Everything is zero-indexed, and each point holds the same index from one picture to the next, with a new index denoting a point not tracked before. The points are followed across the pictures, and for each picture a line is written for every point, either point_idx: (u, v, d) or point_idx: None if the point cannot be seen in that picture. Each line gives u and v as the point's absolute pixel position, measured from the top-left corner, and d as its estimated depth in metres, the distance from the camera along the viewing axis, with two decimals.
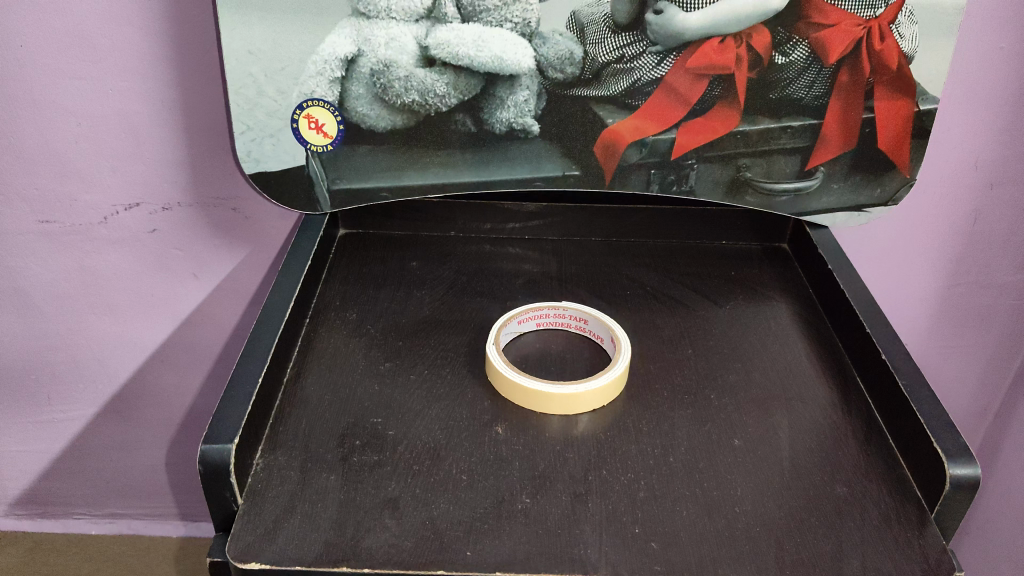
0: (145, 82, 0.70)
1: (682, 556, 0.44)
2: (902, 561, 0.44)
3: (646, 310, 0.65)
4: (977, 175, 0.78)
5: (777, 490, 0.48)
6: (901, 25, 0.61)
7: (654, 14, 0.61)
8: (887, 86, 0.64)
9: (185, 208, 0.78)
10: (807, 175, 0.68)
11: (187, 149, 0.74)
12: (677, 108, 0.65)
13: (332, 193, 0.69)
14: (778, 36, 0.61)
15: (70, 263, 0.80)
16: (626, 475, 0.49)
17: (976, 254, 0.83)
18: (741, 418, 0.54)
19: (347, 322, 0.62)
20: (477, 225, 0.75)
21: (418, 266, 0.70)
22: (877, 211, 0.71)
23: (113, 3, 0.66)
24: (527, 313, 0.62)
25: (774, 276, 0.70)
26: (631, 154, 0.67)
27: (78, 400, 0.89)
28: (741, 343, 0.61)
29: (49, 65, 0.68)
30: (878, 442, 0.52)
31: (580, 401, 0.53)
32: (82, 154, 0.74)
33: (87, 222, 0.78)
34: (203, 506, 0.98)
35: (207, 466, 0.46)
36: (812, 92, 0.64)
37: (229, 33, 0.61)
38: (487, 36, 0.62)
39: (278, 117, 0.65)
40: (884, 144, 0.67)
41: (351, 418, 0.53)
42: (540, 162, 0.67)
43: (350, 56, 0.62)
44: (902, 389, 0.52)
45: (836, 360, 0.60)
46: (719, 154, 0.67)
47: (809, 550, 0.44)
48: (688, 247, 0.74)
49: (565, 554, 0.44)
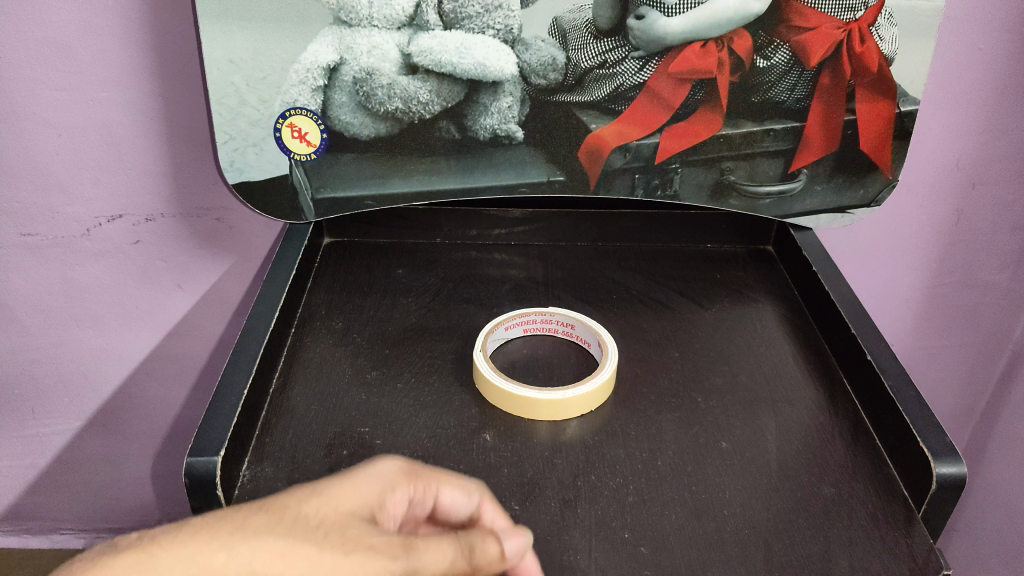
0: (127, 93, 0.70)
1: (671, 560, 0.44)
2: (891, 560, 0.44)
3: (633, 314, 0.65)
4: (960, 175, 0.79)
5: (765, 491, 0.48)
6: (881, 27, 0.62)
7: (635, 19, 0.61)
8: (868, 88, 0.64)
9: (169, 219, 0.78)
10: (790, 177, 0.69)
11: (170, 160, 0.74)
12: (660, 112, 0.65)
13: (317, 202, 0.69)
14: (758, 40, 0.62)
15: (53, 276, 0.79)
16: (615, 480, 0.49)
17: (960, 253, 0.84)
18: (728, 420, 0.54)
19: (333, 331, 0.62)
20: (463, 232, 0.75)
21: (404, 273, 0.70)
22: (860, 212, 0.72)
23: (94, 14, 0.65)
24: (514, 319, 0.62)
25: (759, 278, 0.71)
26: (615, 159, 0.68)
27: (63, 414, 0.88)
28: (727, 346, 0.61)
29: (29, 77, 0.68)
30: (865, 442, 0.52)
31: (569, 406, 0.53)
32: (64, 166, 0.73)
33: (70, 235, 0.77)
34: None
35: (193, 479, 0.45)
36: (794, 95, 0.64)
37: (210, 42, 0.60)
38: (470, 43, 0.62)
39: (260, 126, 0.64)
40: (866, 146, 0.67)
41: (339, 427, 0.52)
42: (525, 168, 0.68)
43: (332, 64, 0.62)
44: (888, 389, 0.52)
45: (821, 360, 0.60)
46: (703, 158, 0.68)
47: (798, 551, 0.44)
48: (674, 251, 0.75)
49: (554, 560, 0.44)
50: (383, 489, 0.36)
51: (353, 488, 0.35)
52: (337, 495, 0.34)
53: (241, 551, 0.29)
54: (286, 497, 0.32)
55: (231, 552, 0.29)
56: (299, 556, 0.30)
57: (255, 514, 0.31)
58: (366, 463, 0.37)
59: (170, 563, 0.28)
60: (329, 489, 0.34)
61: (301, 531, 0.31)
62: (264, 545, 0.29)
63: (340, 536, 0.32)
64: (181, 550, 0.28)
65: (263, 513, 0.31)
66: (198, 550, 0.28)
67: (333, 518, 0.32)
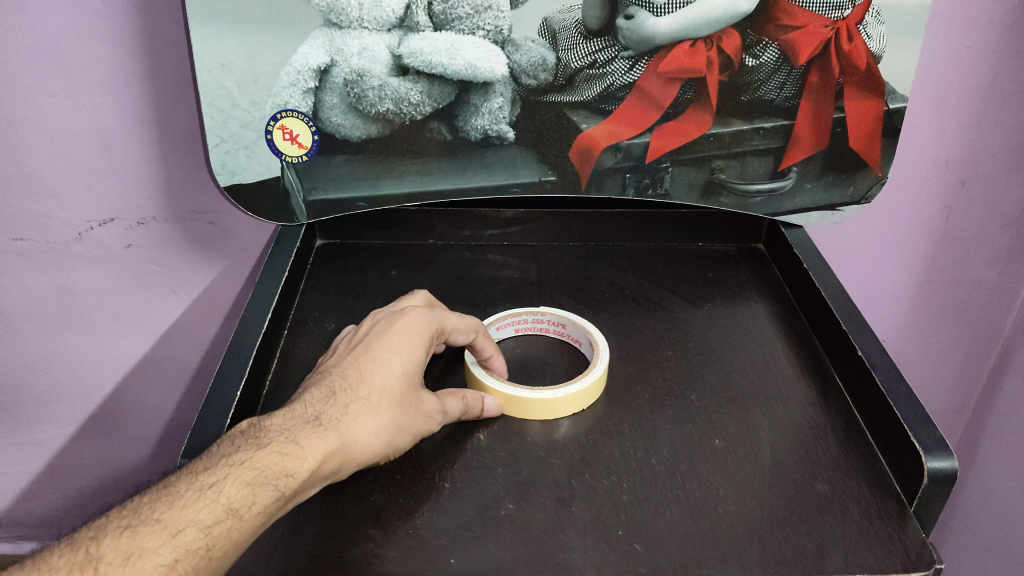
0: (117, 97, 0.70)
1: (666, 558, 0.44)
2: (884, 555, 0.44)
3: (626, 313, 0.65)
4: (949, 173, 0.79)
5: (759, 489, 0.48)
6: (869, 26, 0.62)
7: (625, 19, 0.61)
8: (857, 85, 0.65)
9: (161, 223, 0.78)
10: (780, 175, 0.69)
11: (162, 164, 0.74)
12: (650, 112, 0.66)
13: (309, 203, 0.69)
14: (747, 39, 0.62)
15: (47, 281, 0.79)
16: (609, 478, 0.49)
17: (950, 250, 0.84)
18: (722, 418, 0.54)
19: (327, 333, 0.62)
20: (456, 233, 0.75)
21: (397, 275, 0.70)
22: (850, 209, 0.72)
23: (85, 18, 0.65)
24: (505, 319, 0.62)
25: (751, 277, 0.71)
26: (607, 159, 0.68)
27: (57, 420, 0.87)
28: (720, 344, 0.62)
29: (20, 82, 0.67)
30: (857, 439, 0.53)
31: (562, 405, 0.53)
32: (56, 171, 0.73)
33: (62, 240, 0.77)
34: None
35: None
36: (783, 93, 0.65)
37: (201, 45, 0.60)
38: (460, 44, 0.62)
39: (252, 128, 0.64)
40: (855, 143, 0.68)
41: None
42: (516, 169, 0.68)
43: (322, 66, 0.62)
44: (879, 385, 0.52)
45: (813, 357, 0.60)
46: (693, 157, 0.68)
47: (792, 548, 0.44)
48: (666, 250, 0.75)
49: (549, 559, 0.44)
50: (423, 348, 0.52)
51: (411, 356, 0.50)
52: (407, 364, 0.50)
53: (378, 418, 0.47)
54: (380, 371, 0.49)
55: (374, 417, 0.47)
56: (402, 424, 0.47)
57: (374, 389, 0.48)
58: (415, 320, 0.53)
59: (353, 424, 0.46)
60: (398, 363, 0.49)
61: (402, 403, 0.48)
62: (389, 415, 0.47)
63: (417, 402, 0.49)
64: (352, 416, 0.46)
65: (376, 388, 0.48)
66: (357, 415, 0.46)
67: (410, 387, 0.49)
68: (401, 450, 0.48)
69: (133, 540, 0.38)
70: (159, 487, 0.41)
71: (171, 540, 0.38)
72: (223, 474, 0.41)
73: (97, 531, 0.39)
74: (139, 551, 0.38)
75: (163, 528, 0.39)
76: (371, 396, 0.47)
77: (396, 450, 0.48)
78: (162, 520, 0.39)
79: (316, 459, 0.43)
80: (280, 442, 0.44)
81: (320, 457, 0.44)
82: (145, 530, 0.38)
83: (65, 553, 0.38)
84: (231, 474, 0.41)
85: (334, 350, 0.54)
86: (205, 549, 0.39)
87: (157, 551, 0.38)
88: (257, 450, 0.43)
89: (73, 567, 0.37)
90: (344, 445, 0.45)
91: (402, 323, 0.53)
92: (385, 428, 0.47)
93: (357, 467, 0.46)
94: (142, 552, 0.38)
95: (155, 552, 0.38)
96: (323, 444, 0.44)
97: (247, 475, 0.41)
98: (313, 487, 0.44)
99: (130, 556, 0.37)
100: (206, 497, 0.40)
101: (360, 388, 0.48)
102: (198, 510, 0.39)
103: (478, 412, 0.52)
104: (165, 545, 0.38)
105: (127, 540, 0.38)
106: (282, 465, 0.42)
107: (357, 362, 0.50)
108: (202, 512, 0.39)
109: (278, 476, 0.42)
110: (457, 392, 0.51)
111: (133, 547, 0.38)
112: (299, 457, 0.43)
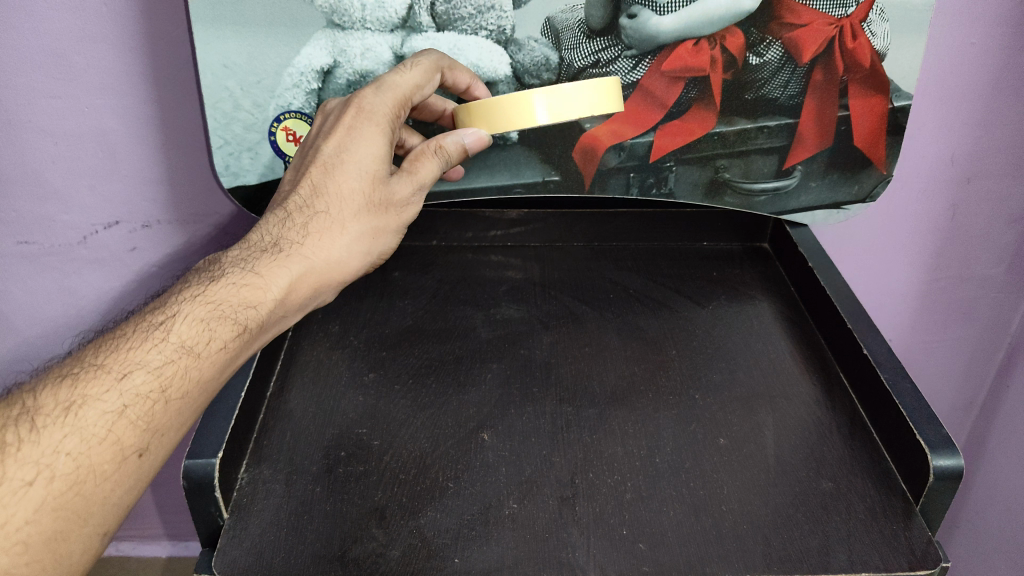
0: (121, 100, 0.70)
1: (670, 556, 0.43)
2: (889, 553, 0.44)
3: (630, 312, 0.65)
4: (955, 170, 0.78)
5: (764, 488, 0.48)
6: (873, 23, 0.62)
7: (628, 18, 0.61)
8: (861, 83, 0.65)
9: (164, 225, 0.78)
10: (785, 174, 0.69)
11: (166, 167, 0.75)
12: (654, 111, 0.66)
13: None
14: (751, 37, 0.62)
15: (52, 282, 0.80)
16: (613, 477, 0.48)
17: (956, 248, 0.84)
18: (726, 418, 0.54)
19: (331, 334, 0.62)
20: (459, 233, 0.76)
21: (400, 275, 0.70)
22: (855, 208, 0.72)
23: (89, 21, 0.65)
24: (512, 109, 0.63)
25: (755, 275, 0.71)
26: (610, 158, 0.68)
27: None
28: (724, 343, 0.61)
29: (24, 84, 0.67)
30: (862, 436, 0.52)
31: (573, 102, 0.57)
32: (61, 174, 0.73)
33: (66, 242, 0.78)
34: (179, 505, 1.03)
35: (191, 481, 0.45)
36: (787, 92, 0.65)
37: (204, 48, 0.60)
38: (463, 43, 0.62)
39: (255, 130, 0.65)
40: (860, 141, 0.68)
41: (336, 430, 0.52)
42: (520, 169, 0.69)
43: (325, 67, 0.62)
44: (884, 382, 0.52)
45: (819, 357, 0.60)
46: (697, 156, 0.68)
47: (797, 545, 0.44)
48: (670, 250, 0.75)
49: (553, 558, 0.43)
50: (383, 136, 0.53)
51: (367, 152, 0.53)
52: (364, 164, 0.52)
53: (343, 233, 0.52)
54: (340, 179, 0.52)
55: (337, 232, 0.52)
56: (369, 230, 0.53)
57: (333, 202, 0.52)
58: (368, 106, 0.54)
59: (316, 241, 0.51)
60: (355, 164, 0.52)
61: (366, 208, 0.53)
62: (353, 227, 0.52)
63: (385, 200, 0.53)
64: (313, 238, 0.51)
65: (335, 200, 0.52)
66: (321, 234, 0.51)
67: (373, 190, 0.53)
68: (380, 249, 0.55)
69: (74, 390, 0.42)
70: (108, 338, 0.46)
71: (118, 386, 0.43)
72: (173, 315, 0.47)
73: (34, 388, 0.43)
74: (81, 400, 0.42)
75: (107, 374, 0.43)
76: (334, 209, 0.52)
77: (373, 248, 0.54)
78: (107, 368, 0.43)
79: (278, 287, 0.50)
80: (236, 277, 0.49)
81: (283, 284, 0.50)
82: (87, 379, 0.43)
83: (3, 409, 0.42)
84: (181, 314, 0.47)
85: (297, 155, 0.57)
86: (159, 391, 0.44)
87: (102, 397, 0.42)
88: (211, 287, 0.49)
89: (11, 421, 0.41)
90: (310, 265, 0.51)
91: (349, 119, 0.53)
92: (352, 238, 0.52)
93: (331, 279, 0.53)
94: (86, 400, 0.42)
95: (100, 399, 0.42)
96: (285, 273, 0.50)
97: (201, 312, 0.47)
98: (285, 310, 0.51)
99: (71, 406, 0.42)
100: (156, 339, 0.45)
101: (316, 204, 0.52)
102: (146, 351, 0.44)
103: (461, 150, 0.57)
104: (109, 391, 0.43)
105: (67, 391, 0.42)
106: (242, 297, 0.48)
107: (313, 173, 0.53)
108: (151, 354, 0.44)
109: (237, 309, 0.48)
110: (430, 152, 0.56)
111: (74, 397, 0.42)
112: (260, 288, 0.49)
